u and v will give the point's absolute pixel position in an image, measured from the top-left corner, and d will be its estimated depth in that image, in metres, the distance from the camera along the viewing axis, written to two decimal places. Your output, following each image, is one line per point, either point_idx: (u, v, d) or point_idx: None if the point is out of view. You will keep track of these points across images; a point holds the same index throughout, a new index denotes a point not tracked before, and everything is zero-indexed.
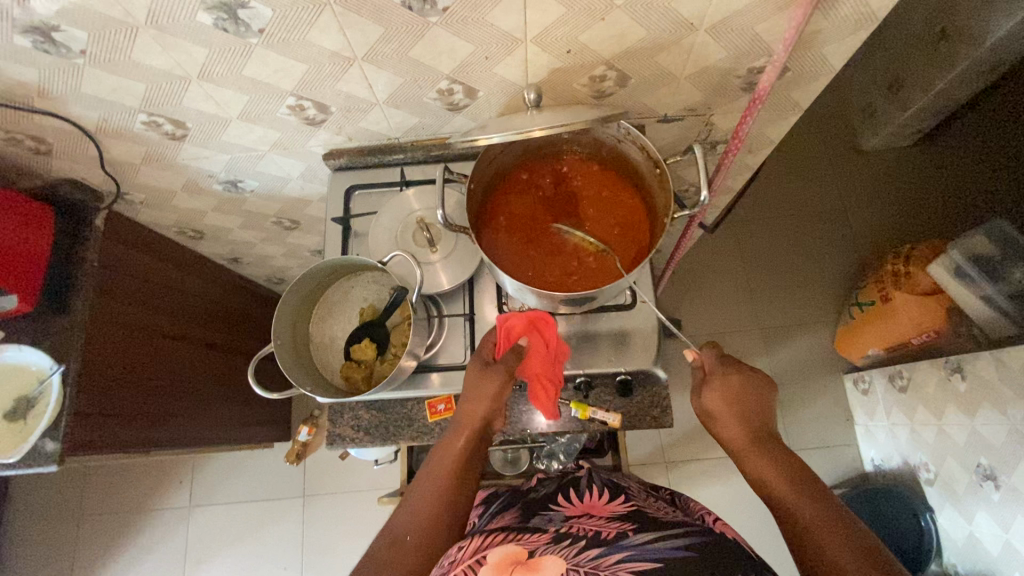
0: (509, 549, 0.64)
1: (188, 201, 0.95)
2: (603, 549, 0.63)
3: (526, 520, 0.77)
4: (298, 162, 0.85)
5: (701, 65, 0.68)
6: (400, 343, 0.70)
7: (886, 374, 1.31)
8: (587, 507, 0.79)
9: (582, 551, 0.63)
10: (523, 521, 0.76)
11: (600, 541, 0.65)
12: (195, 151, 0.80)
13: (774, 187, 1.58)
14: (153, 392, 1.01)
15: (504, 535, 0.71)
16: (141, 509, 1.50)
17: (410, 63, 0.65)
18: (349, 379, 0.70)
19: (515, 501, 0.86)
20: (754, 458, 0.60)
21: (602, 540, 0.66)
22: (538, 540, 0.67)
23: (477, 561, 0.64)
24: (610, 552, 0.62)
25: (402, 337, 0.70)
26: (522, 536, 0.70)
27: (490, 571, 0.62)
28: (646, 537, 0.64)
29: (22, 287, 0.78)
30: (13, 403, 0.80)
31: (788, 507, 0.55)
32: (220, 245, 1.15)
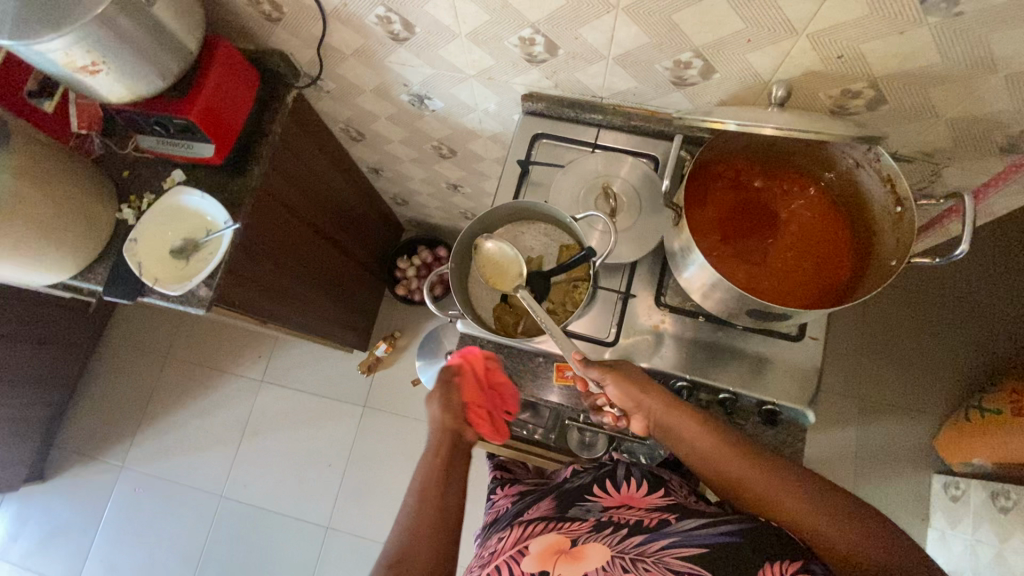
0: (550, 537, 0.62)
1: (368, 102, 0.97)
2: (647, 536, 0.59)
3: (564, 510, 0.68)
4: (493, 96, 0.85)
5: (974, 111, 0.62)
6: (558, 302, 0.71)
7: (989, 489, 1.20)
8: (624, 499, 0.69)
9: (624, 536, 0.60)
10: (559, 511, 0.68)
11: (644, 531, 0.60)
12: (406, 57, 0.80)
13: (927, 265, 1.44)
14: (283, 271, 1.06)
15: (546, 522, 0.66)
16: (219, 369, 1.61)
17: (667, 26, 0.62)
18: (501, 326, 0.71)
19: (546, 489, 0.77)
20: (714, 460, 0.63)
21: (644, 529, 0.61)
22: (580, 529, 0.63)
23: (517, 551, 0.63)
24: (654, 537, 0.59)
25: (565, 297, 0.71)
26: (563, 525, 0.64)
27: (533, 562, 0.60)
28: (694, 522, 0.59)
29: (220, 140, 0.82)
30: (183, 241, 0.85)
31: (766, 501, 0.59)
32: (371, 153, 1.18)
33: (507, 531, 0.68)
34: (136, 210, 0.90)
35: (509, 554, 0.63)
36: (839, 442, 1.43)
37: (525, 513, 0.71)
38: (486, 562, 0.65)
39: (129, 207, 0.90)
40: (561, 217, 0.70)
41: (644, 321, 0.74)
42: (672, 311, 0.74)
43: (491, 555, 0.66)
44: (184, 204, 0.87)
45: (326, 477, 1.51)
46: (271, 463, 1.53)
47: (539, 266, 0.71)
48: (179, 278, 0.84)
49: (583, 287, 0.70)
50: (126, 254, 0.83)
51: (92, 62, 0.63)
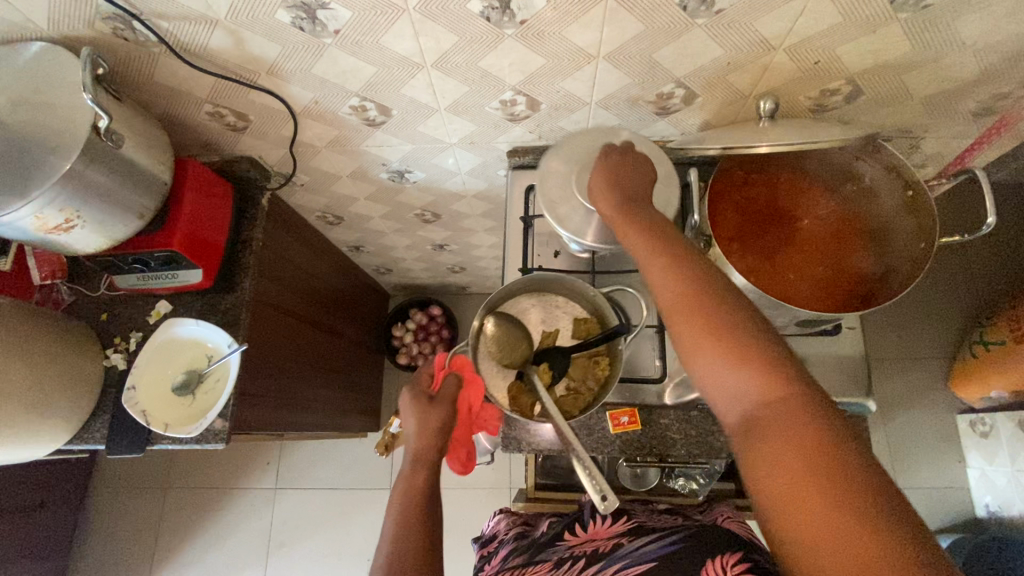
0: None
1: (346, 187, 0.94)
2: (602, 564, 0.63)
3: (529, 555, 0.72)
4: (476, 158, 0.84)
5: (946, 85, 0.65)
6: (580, 380, 0.68)
7: (1016, 418, 1.24)
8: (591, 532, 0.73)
9: (582, 568, 0.64)
10: (528, 556, 0.72)
11: (600, 558, 0.64)
12: (384, 138, 0.79)
13: None
14: (289, 376, 1.01)
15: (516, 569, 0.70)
16: (227, 487, 1.51)
17: (648, 65, 0.63)
18: (520, 408, 0.67)
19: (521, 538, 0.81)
20: (707, 340, 0.44)
21: (599, 556, 0.64)
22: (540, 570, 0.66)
23: None
24: (609, 563, 0.62)
25: (586, 377, 0.68)
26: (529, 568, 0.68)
27: None
28: (637, 544, 0.63)
29: (205, 262, 0.77)
30: (185, 374, 0.80)
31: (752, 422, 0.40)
32: (351, 232, 1.15)
33: None
34: (125, 353, 0.83)
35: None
36: None
37: (502, 564, 0.75)
38: None
39: (116, 351, 0.84)
40: (576, 288, 0.70)
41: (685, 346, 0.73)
42: None
43: None
44: (178, 335, 0.81)
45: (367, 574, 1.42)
46: None
47: (555, 343, 0.70)
48: (189, 420, 0.78)
49: (604, 362, 0.67)
50: (126, 403, 0.76)
51: (66, 219, 0.59)
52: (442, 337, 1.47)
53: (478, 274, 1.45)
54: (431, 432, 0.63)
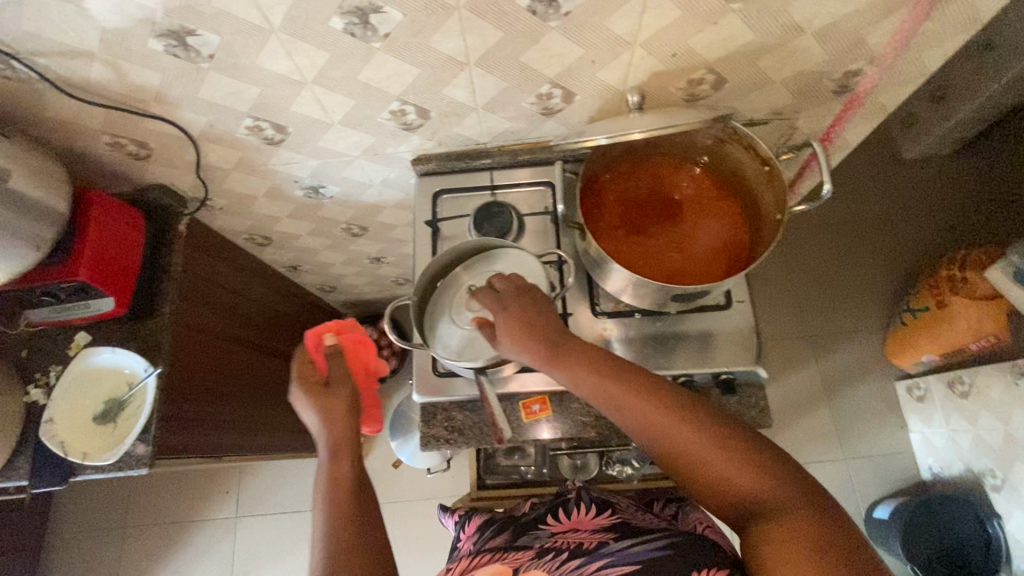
0: (496, 567, 0.65)
1: (266, 207, 0.96)
2: (584, 559, 0.62)
3: (511, 541, 0.73)
4: (384, 168, 0.87)
5: (800, 69, 0.69)
6: None
7: (945, 380, 1.29)
8: (572, 524, 0.74)
9: (564, 560, 0.63)
10: (508, 542, 0.72)
11: (583, 553, 0.63)
12: (288, 155, 0.81)
13: (840, 215, 1.59)
14: (225, 399, 1.02)
15: (494, 553, 0.70)
16: (187, 519, 1.49)
17: (519, 68, 0.67)
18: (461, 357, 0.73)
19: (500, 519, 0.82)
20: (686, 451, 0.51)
21: (583, 550, 0.64)
22: (522, 557, 0.66)
23: None
24: (592, 559, 0.62)
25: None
26: (509, 554, 0.68)
27: None
28: (624, 543, 0.63)
29: (116, 290, 0.79)
30: (105, 404, 0.81)
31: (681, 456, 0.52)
32: (285, 252, 1.16)
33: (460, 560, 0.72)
34: (45, 387, 0.84)
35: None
36: (807, 381, 1.49)
37: (477, 548, 0.74)
38: None
39: (38, 387, 0.84)
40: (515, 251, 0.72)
41: (588, 331, 0.75)
42: (611, 315, 0.76)
43: None
44: (94, 365, 0.82)
45: None
46: None
47: None
48: (110, 446, 0.79)
49: None
50: (43, 437, 0.77)
51: None
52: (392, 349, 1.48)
53: None
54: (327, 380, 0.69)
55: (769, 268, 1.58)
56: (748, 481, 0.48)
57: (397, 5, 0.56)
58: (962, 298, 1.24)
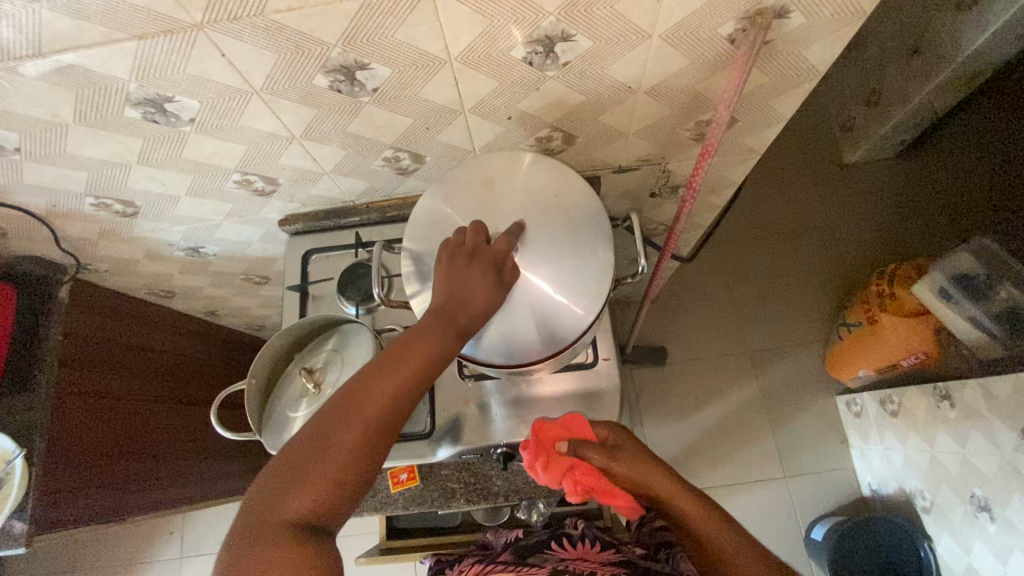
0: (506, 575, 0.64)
1: (150, 267, 0.95)
2: None
3: (520, 560, 0.70)
4: (256, 228, 0.85)
5: (647, 122, 0.67)
6: None
7: (877, 397, 1.27)
8: (580, 555, 0.71)
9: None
10: (517, 558, 0.71)
11: None
12: (150, 224, 0.80)
13: (782, 223, 1.55)
14: (142, 459, 1.01)
15: (504, 564, 0.69)
16: (132, 563, 1.49)
17: (351, 137, 0.65)
18: None
19: (502, 547, 0.80)
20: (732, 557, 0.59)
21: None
22: (536, 570, 0.64)
23: None
24: None
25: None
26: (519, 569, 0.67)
27: None
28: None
29: None
30: None
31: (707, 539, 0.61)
32: (194, 301, 1.15)
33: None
34: None
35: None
36: (750, 399, 1.46)
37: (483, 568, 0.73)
38: None
39: None
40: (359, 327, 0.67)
41: (452, 396, 0.73)
42: (479, 379, 0.73)
43: None
44: None
45: None
46: None
47: None
48: None
49: None
50: None
51: None
52: None
53: None
54: (398, 396, 0.49)
55: (708, 285, 1.55)
56: None
57: (189, 95, 0.54)
58: (891, 315, 1.21)
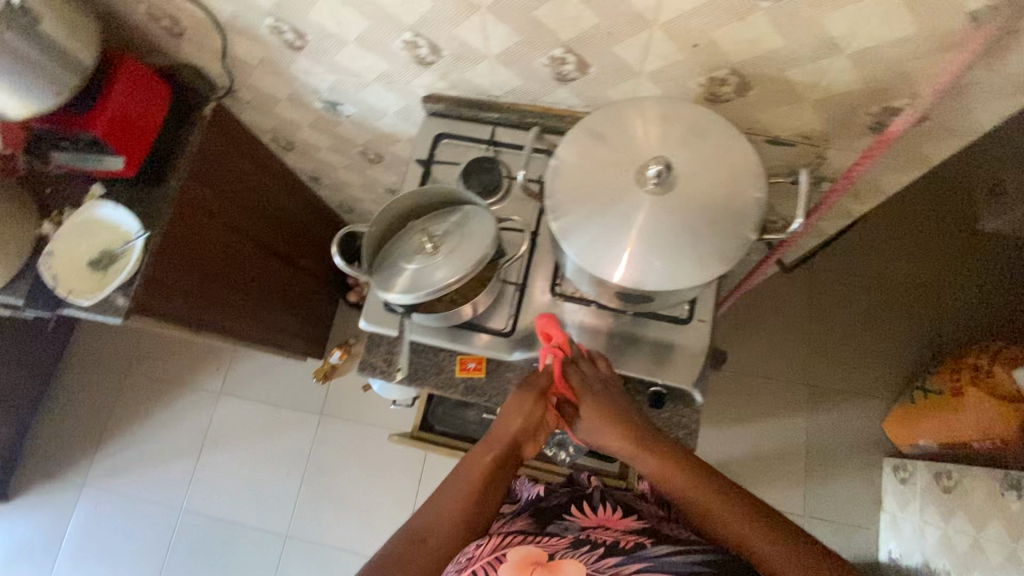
0: (530, 550, 0.65)
1: (286, 110, 0.99)
2: (620, 559, 0.61)
3: (542, 528, 0.71)
4: (398, 99, 0.87)
5: (831, 93, 0.63)
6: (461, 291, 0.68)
7: (933, 470, 1.21)
8: (601, 520, 0.73)
9: (601, 556, 0.62)
10: (538, 528, 0.72)
11: (618, 553, 0.62)
12: (308, 64, 0.83)
13: (885, 270, 1.46)
14: (222, 285, 1.09)
15: (526, 535, 0.69)
16: (178, 383, 1.62)
17: (531, 23, 0.65)
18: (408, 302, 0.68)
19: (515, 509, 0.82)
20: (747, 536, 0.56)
21: (618, 550, 0.63)
22: (558, 545, 0.65)
23: (494, 557, 0.65)
24: (627, 560, 0.60)
25: (470, 286, 0.69)
26: (541, 539, 0.68)
27: (510, 570, 0.62)
28: (662, 549, 0.61)
29: (129, 152, 0.84)
30: (100, 253, 0.87)
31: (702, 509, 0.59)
32: (306, 161, 1.21)
33: (488, 537, 0.71)
34: (56, 223, 0.92)
35: (488, 557, 0.66)
36: (792, 432, 1.42)
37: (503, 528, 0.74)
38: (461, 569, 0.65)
39: (50, 221, 0.92)
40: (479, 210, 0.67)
41: (539, 308, 0.75)
42: (566, 299, 0.74)
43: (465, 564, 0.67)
44: (96, 216, 0.89)
45: (284, 487, 1.50)
46: (227, 476, 1.53)
47: None
48: (93, 289, 0.86)
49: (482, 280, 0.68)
50: (41, 267, 0.85)
51: None
52: None
53: None
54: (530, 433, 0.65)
55: (786, 307, 1.49)
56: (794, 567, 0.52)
57: None
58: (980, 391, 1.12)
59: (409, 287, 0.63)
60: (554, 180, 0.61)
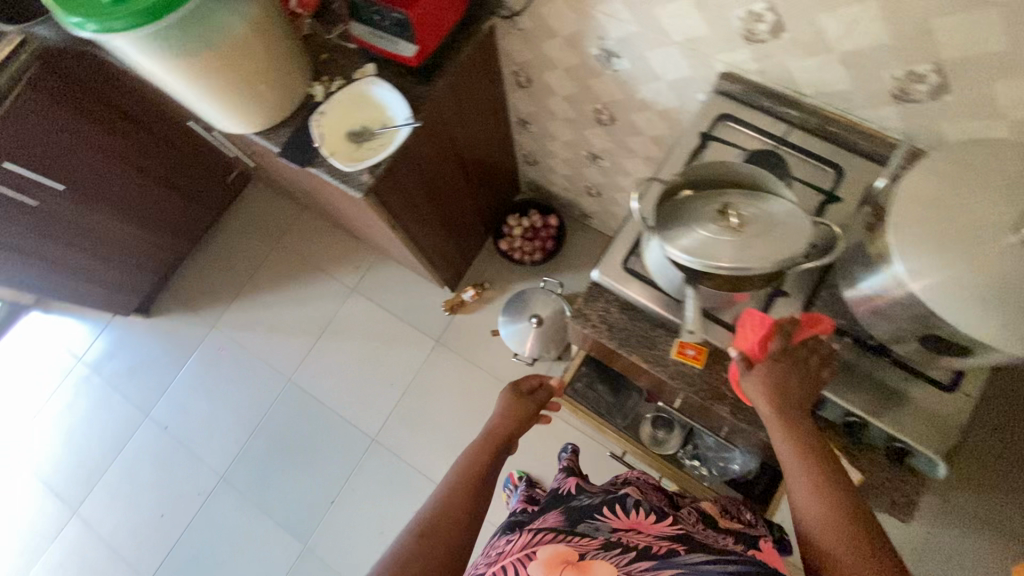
0: (560, 547, 0.64)
1: (554, 49, 1.00)
2: (653, 563, 0.60)
3: (572, 525, 0.70)
4: (686, 69, 0.85)
5: None
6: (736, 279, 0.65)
7: None
8: (634, 524, 0.69)
9: (633, 559, 0.61)
10: (569, 526, 0.70)
11: (651, 557, 0.62)
12: (618, 8, 0.82)
13: None
14: (424, 192, 1.12)
15: (557, 533, 0.68)
16: (318, 267, 1.72)
17: (916, 28, 0.62)
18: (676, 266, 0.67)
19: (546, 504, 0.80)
20: (825, 534, 0.55)
21: (651, 555, 0.62)
22: (589, 545, 0.65)
23: (523, 557, 0.65)
24: (660, 565, 0.60)
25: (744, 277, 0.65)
26: (573, 539, 0.66)
27: (539, 568, 0.62)
28: (697, 558, 0.61)
29: (423, 44, 0.86)
30: (363, 128, 0.92)
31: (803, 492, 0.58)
32: (530, 102, 1.22)
33: (516, 537, 0.70)
34: (325, 90, 0.97)
35: (517, 556, 0.65)
36: None
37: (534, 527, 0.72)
38: (491, 564, 0.67)
39: (320, 86, 0.97)
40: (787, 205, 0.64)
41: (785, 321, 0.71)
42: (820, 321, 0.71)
43: (496, 557, 0.68)
44: (370, 94, 0.93)
45: (385, 395, 1.58)
46: (336, 365, 1.62)
47: None
48: (350, 158, 0.90)
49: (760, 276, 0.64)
50: (312, 123, 0.91)
51: None
52: (546, 245, 1.56)
53: (605, 207, 1.47)
54: (509, 422, 0.84)
55: None
56: None
57: None
58: None
59: (680, 239, 0.62)
60: (897, 199, 0.54)
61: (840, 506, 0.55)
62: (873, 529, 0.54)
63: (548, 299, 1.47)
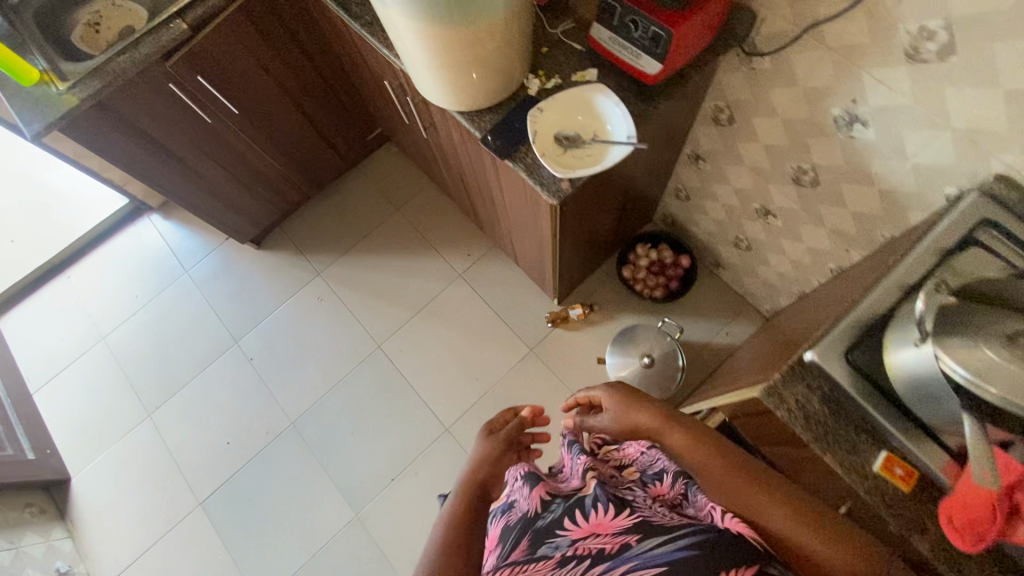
0: None
1: (782, 99, 0.94)
2: (608, 565, 0.56)
3: (532, 549, 0.64)
4: (946, 158, 0.78)
5: None
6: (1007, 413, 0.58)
7: None
8: (592, 524, 0.62)
9: (586, 571, 0.57)
10: (529, 551, 0.64)
11: (605, 560, 0.57)
12: (895, 79, 0.76)
13: None
14: (591, 207, 1.08)
15: (514, 567, 0.63)
16: (430, 244, 1.71)
17: None
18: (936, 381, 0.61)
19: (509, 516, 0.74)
20: (737, 496, 0.67)
21: (606, 559, 0.57)
22: (543, 570, 0.60)
23: None
24: (615, 564, 0.56)
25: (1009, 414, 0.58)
26: (528, 569, 0.61)
27: None
28: (648, 545, 0.56)
29: (668, 65, 0.82)
30: (577, 134, 0.88)
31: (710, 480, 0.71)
32: (717, 142, 1.16)
33: None
34: (541, 83, 0.92)
35: None
36: None
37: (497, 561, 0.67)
38: None
39: (535, 79, 0.93)
40: None
41: None
42: None
43: None
44: (593, 101, 0.89)
45: (467, 388, 1.55)
46: (426, 345, 1.61)
47: None
48: (558, 163, 0.86)
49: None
50: (530, 118, 0.87)
51: None
52: (670, 284, 1.50)
53: (747, 262, 1.40)
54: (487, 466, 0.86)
55: None
56: (797, 523, 0.62)
57: None
58: None
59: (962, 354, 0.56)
60: None
61: (740, 479, 0.69)
62: (767, 481, 0.68)
63: (661, 340, 1.41)
